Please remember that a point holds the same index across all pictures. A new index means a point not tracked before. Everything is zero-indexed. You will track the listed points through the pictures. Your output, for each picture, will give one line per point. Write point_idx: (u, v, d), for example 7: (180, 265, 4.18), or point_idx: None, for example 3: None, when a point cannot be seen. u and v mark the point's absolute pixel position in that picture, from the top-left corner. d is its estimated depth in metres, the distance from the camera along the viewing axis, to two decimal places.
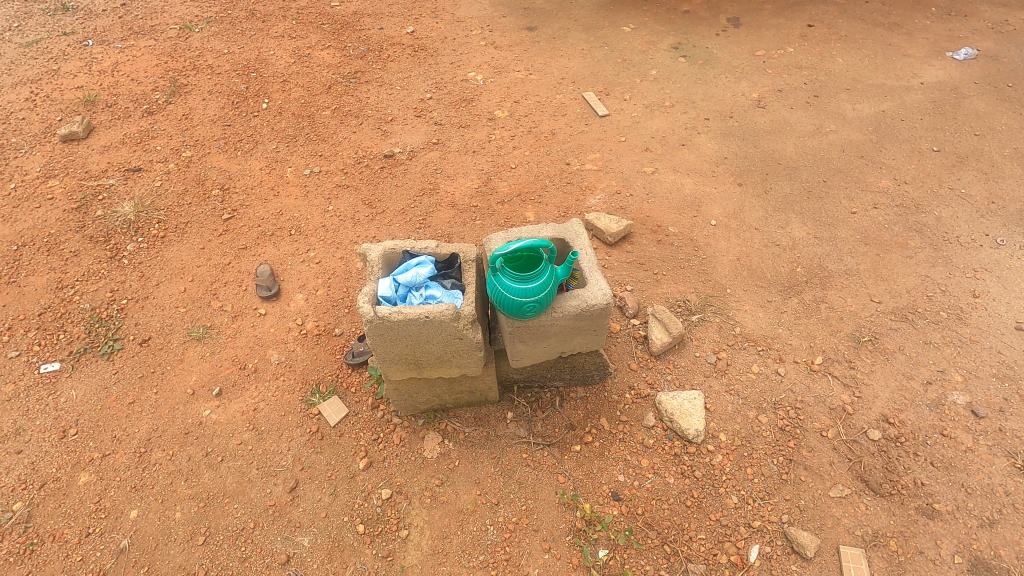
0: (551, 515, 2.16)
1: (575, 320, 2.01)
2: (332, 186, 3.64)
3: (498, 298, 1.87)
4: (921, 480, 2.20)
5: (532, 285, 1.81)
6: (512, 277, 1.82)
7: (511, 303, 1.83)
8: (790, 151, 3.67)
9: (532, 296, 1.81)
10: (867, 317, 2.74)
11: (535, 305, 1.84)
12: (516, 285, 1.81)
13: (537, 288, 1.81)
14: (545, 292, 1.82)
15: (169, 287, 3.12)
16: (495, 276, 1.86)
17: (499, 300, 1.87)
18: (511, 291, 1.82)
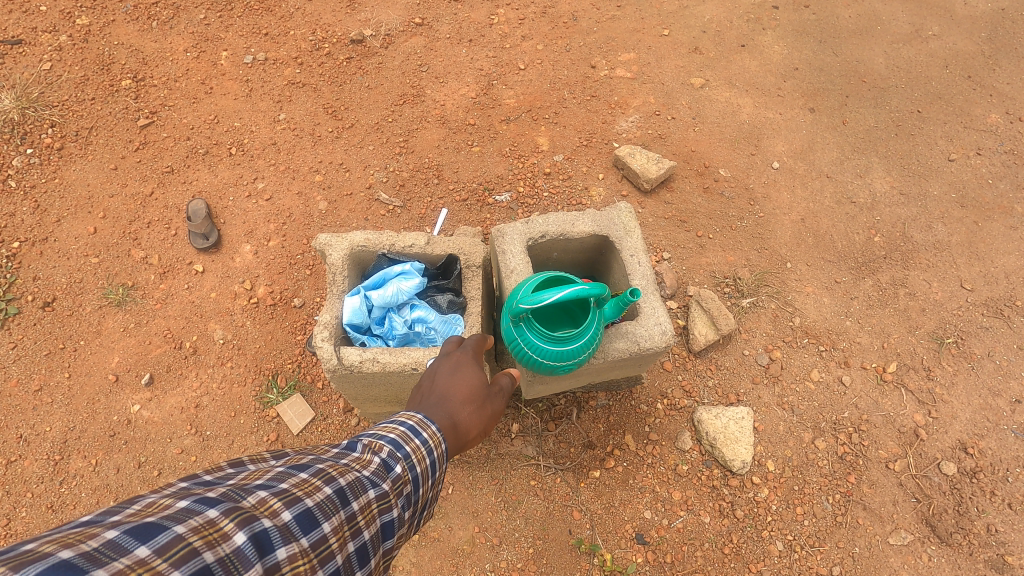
0: (564, 561, 1.82)
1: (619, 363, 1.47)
2: (283, 83, 2.75)
3: (518, 354, 1.28)
4: (995, 526, 1.89)
5: (572, 341, 1.22)
6: (542, 332, 1.22)
7: (540, 363, 1.26)
8: (879, 62, 2.83)
9: (572, 353, 1.24)
10: (954, 310, 2.23)
11: (573, 362, 1.28)
12: (548, 342, 1.22)
13: (579, 343, 1.23)
14: (590, 345, 1.25)
15: (74, 226, 2.40)
16: (513, 324, 1.25)
17: (520, 358, 1.29)
18: (542, 351, 1.23)
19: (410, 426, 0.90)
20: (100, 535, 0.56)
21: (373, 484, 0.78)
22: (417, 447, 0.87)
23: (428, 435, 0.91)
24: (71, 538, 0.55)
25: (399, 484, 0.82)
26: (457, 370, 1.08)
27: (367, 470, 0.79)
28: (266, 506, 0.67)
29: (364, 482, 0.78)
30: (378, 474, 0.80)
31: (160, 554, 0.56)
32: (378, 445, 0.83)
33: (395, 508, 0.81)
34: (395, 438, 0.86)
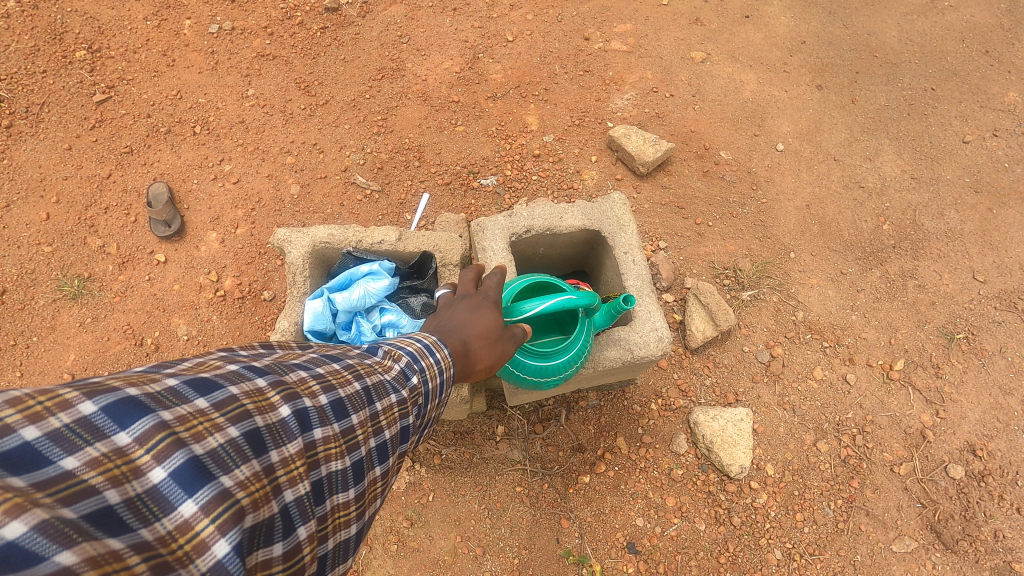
0: (550, 572, 1.72)
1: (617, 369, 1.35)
2: (252, 56, 2.54)
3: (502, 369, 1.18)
4: (1003, 532, 1.81)
5: (557, 354, 1.11)
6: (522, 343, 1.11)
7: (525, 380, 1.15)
8: (891, 35, 2.65)
9: (558, 368, 1.12)
10: (965, 303, 2.10)
11: (561, 376, 1.16)
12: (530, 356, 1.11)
13: (565, 356, 1.11)
14: (579, 357, 1.13)
15: (24, 212, 2.22)
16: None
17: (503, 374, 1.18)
18: (524, 367, 1.12)
19: (429, 343, 0.81)
20: (160, 382, 0.56)
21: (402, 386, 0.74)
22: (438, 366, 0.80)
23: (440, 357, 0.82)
24: (135, 379, 0.56)
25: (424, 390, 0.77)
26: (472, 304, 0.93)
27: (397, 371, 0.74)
28: (307, 385, 0.65)
29: (393, 383, 0.73)
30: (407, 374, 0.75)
31: (217, 408, 0.56)
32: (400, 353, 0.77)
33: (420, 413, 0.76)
34: (414, 351, 0.79)
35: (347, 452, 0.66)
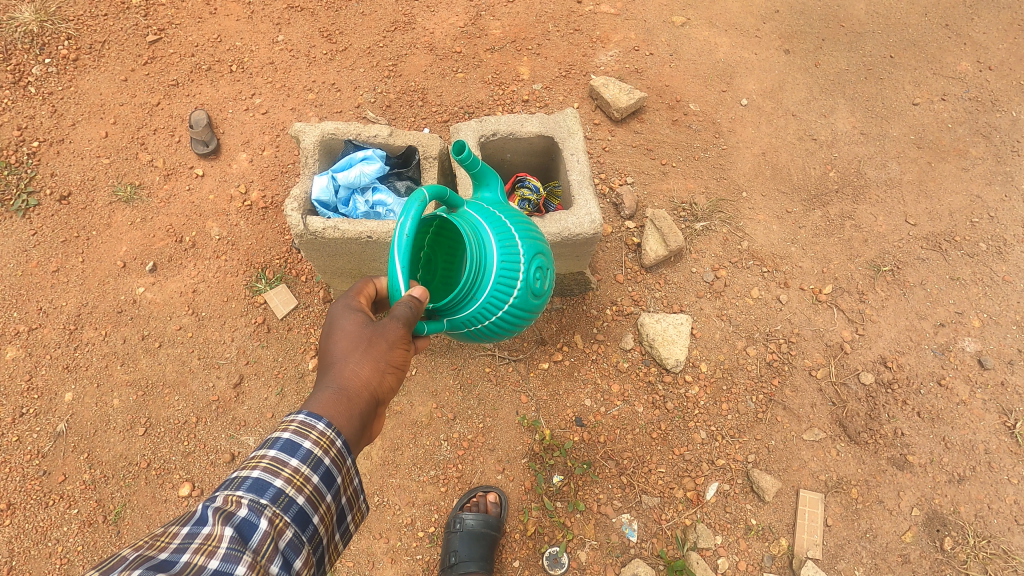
0: (509, 435, 2.07)
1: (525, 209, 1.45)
2: (282, 7, 2.90)
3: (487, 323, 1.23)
4: (901, 430, 2.10)
5: (487, 258, 1.15)
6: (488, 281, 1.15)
7: (512, 298, 1.20)
8: (859, 8, 2.90)
9: (505, 262, 1.17)
10: (895, 242, 2.37)
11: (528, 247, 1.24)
12: (479, 290, 1.15)
13: (489, 249, 1.16)
14: (499, 235, 1.19)
15: (87, 130, 2.62)
16: (446, 324, 1.18)
17: (496, 322, 1.23)
18: (489, 295, 1.16)
19: (298, 425, 1.04)
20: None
21: (283, 477, 0.99)
22: (318, 439, 1.04)
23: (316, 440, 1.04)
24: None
25: (314, 464, 1.03)
26: (338, 325, 1.19)
27: (281, 469, 1.00)
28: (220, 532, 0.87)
29: (279, 483, 0.98)
30: (287, 463, 1.00)
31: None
32: (268, 456, 1.00)
33: (317, 478, 1.04)
34: (280, 447, 1.01)
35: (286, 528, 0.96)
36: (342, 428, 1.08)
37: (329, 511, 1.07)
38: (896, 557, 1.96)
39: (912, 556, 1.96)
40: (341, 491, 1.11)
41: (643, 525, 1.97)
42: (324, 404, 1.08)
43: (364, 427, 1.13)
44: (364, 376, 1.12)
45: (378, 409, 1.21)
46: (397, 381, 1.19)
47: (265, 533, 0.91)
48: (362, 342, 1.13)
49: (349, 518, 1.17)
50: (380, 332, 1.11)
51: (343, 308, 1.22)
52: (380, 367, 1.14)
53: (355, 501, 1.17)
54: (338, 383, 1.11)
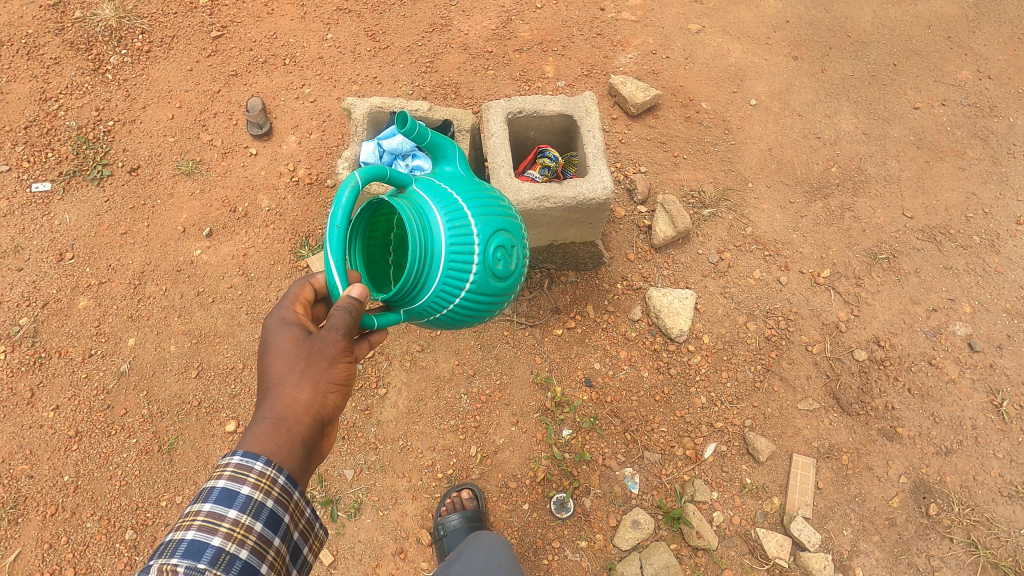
0: (524, 392, 2.26)
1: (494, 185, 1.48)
2: (332, 9, 3.20)
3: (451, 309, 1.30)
4: (892, 404, 2.24)
5: (432, 243, 1.22)
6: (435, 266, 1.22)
7: (469, 281, 1.25)
8: (865, 20, 3.09)
9: (453, 245, 1.22)
10: (892, 232, 2.53)
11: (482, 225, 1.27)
12: (429, 277, 1.22)
13: (435, 234, 1.22)
14: (445, 218, 1.23)
15: (156, 113, 2.93)
16: (408, 315, 1.28)
17: (460, 305, 1.29)
18: (440, 281, 1.23)
19: (232, 471, 1.12)
20: None
21: (221, 532, 1.06)
22: (256, 481, 1.13)
23: (251, 483, 1.12)
24: None
25: (253, 511, 1.11)
26: (274, 345, 1.26)
27: (218, 525, 1.07)
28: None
29: (218, 541, 1.05)
30: (224, 517, 1.08)
31: None
32: (203, 512, 1.07)
33: (259, 524, 1.12)
34: (215, 502, 1.08)
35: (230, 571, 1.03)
36: (284, 462, 1.17)
37: (278, 553, 1.15)
38: (883, 520, 2.08)
39: (899, 520, 2.08)
40: (289, 530, 1.19)
41: (644, 479, 2.12)
42: (261, 441, 1.15)
43: (309, 452, 1.22)
44: (305, 398, 1.21)
45: (326, 428, 1.30)
46: (340, 398, 1.29)
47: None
48: (299, 363, 1.22)
49: (304, 550, 1.26)
50: (320, 351, 1.22)
51: (277, 323, 1.29)
52: (321, 387, 1.23)
53: (308, 531, 1.27)
54: (278, 411, 1.19)
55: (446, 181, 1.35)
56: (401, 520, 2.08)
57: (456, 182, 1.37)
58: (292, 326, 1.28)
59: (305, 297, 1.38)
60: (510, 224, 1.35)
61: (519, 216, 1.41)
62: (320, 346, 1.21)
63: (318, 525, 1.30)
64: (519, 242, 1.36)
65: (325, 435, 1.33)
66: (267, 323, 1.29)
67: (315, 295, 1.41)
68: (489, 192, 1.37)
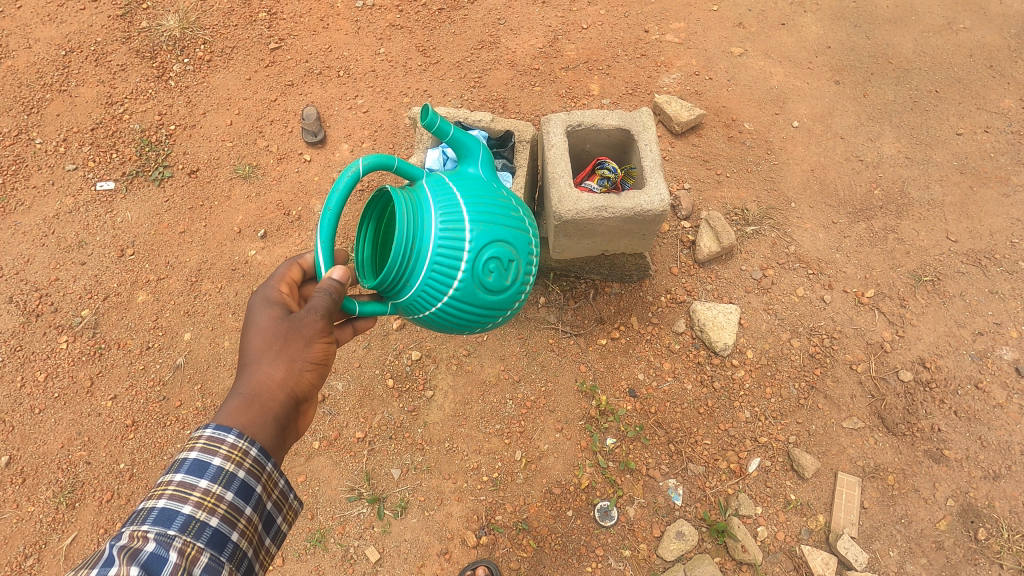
0: (568, 399, 2.29)
1: (511, 193, 1.52)
2: (385, 25, 3.32)
3: (438, 309, 1.39)
4: (938, 426, 2.23)
5: (423, 241, 1.32)
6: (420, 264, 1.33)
7: (452, 284, 1.34)
8: (907, 47, 3.14)
9: (441, 248, 1.31)
10: (936, 255, 2.54)
11: (476, 233, 1.34)
12: (414, 275, 1.34)
13: (427, 233, 1.32)
14: (439, 220, 1.33)
15: (215, 119, 3.05)
16: (398, 307, 1.41)
17: (445, 308, 1.37)
18: (424, 280, 1.33)
19: (205, 443, 1.15)
20: None
21: (192, 501, 1.10)
22: (227, 453, 1.16)
23: (222, 455, 1.16)
24: None
25: (224, 481, 1.14)
26: (256, 320, 1.34)
27: (189, 494, 1.10)
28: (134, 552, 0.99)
29: (187, 509, 1.08)
30: (195, 487, 1.11)
31: None
32: (173, 482, 1.11)
33: (230, 493, 1.15)
34: (186, 472, 1.12)
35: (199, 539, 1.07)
36: (257, 436, 1.21)
37: (250, 522, 1.18)
38: (930, 543, 2.06)
39: (947, 543, 2.05)
40: (262, 500, 1.22)
41: (687, 491, 2.13)
42: (234, 415, 1.20)
43: (282, 429, 1.27)
44: (279, 374, 1.28)
45: (301, 406, 1.36)
46: (316, 377, 1.36)
47: (176, 563, 1.01)
48: (276, 341, 1.29)
49: (279, 520, 1.29)
50: (299, 331, 1.30)
51: (261, 301, 1.38)
52: (296, 365, 1.30)
53: (283, 502, 1.29)
54: (253, 386, 1.25)
55: (456, 184, 1.43)
56: (446, 521, 2.11)
57: (471, 183, 1.46)
58: (273, 305, 1.37)
59: (292, 279, 1.47)
60: (511, 236, 1.39)
61: (527, 229, 1.44)
62: (297, 326, 1.29)
63: (293, 498, 1.32)
64: (518, 256, 1.40)
65: (302, 412, 1.39)
66: (252, 300, 1.38)
67: (302, 277, 1.52)
68: (498, 201, 1.43)
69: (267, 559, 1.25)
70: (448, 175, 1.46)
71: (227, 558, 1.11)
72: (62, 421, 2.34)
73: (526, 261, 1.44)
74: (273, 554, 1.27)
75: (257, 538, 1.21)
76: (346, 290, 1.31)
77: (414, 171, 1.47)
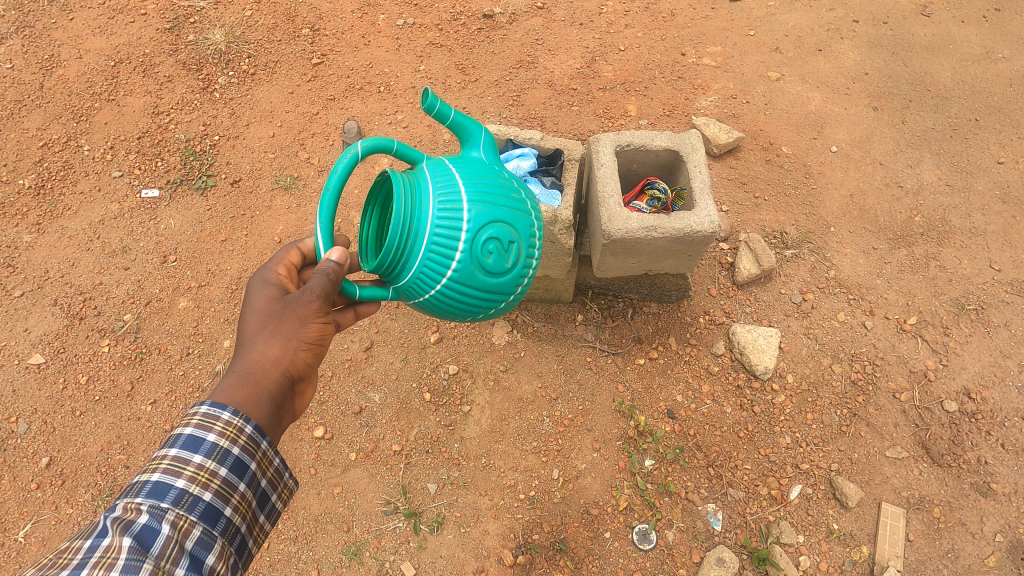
0: (605, 419, 2.27)
1: (513, 176, 1.50)
2: (425, 43, 3.39)
3: (438, 292, 1.37)
4: (985, 459, 2.18)
5: (421, 222, 1.29)
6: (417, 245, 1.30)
7: (451, 266, 1.31)
8: (945, 75, 3.15)
9: (439, 228, 1.29)
10: (979, 284, 2.52)
11: (474, 211, 1.31)
12: (412, 257, 1.31)
13: (425, 213, 1.30)
14: (436, 200, 1.30)
15: (258, 130, 3.12)
16: (398, 292, 1.38)
17: (444, 290, 1.35)
18: (421, 262, 1.31)
19: (200, 420, 1.16)
20: None
21: (185, 476, 1.10)
22: (222, 429, 1.17)
23: (216, 431, 1.16)
24: None
25: (218, 457, 1.15)
26: (253, 300, 1.35)
27: (183, 469, 1.11)
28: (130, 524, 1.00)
29: (181, 483, 1.09)
30: (189, 461, 1.12)
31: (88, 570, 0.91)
32: (168, 457, 1.11)
33: (224, 470, 1.15)
34: (181, 447, 1.12)
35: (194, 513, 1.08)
36: (251, 414, 1.22)
37: (244, 498, 1.19)
38: None
39: None
40: (257, 478, 1.22)
41: (727, 516, 2.09)
42: (228, 392, 1.21)
43: (276, 408, 1.27)
44: (274, 353, 1.28)
45: (297, 387, 1.36)
46: (311, 357, 1.35)
47: (169, 535, 1.02)
48: (271, 320, 1.30)
49: (273, 499, 1.28)
50: (292, 311, 1.29)
51: (258, 282, 1.39)
52: (290, 345, 1.30)
53: (278, 480, 1.29)
54: (247, 364, 1.26)
55: (456, 166, 1.40)
56: (482, 538, 2.09)
57: (473, 167, 1.44)
58: (270, 286, 1.38)
59: (289, 263, 1.49)
60: (511, 216, 1.37)
61: (528, 210, 1.42)
62: (293, 305, 1.30)
63: (289, 477, 1.32)
64: (519, 237, 1.37)
65: (299, 394, 1.39)
66: (250, 281, 1.40)
67: (301, 261, 1.54)
68: (498, 183, 1.41)
69: (261, 536, 1.25)
70: (449, 158, 1.44)
71: (220, 532, 1.11)
72: (102, 424, 2.36)
73: (528, 243, 1.41)
74: (267, 532, 1.27)
75: (251, 516, 1.21)
76: (346, 273, 1.27)
77: (415, 154, 1.43)
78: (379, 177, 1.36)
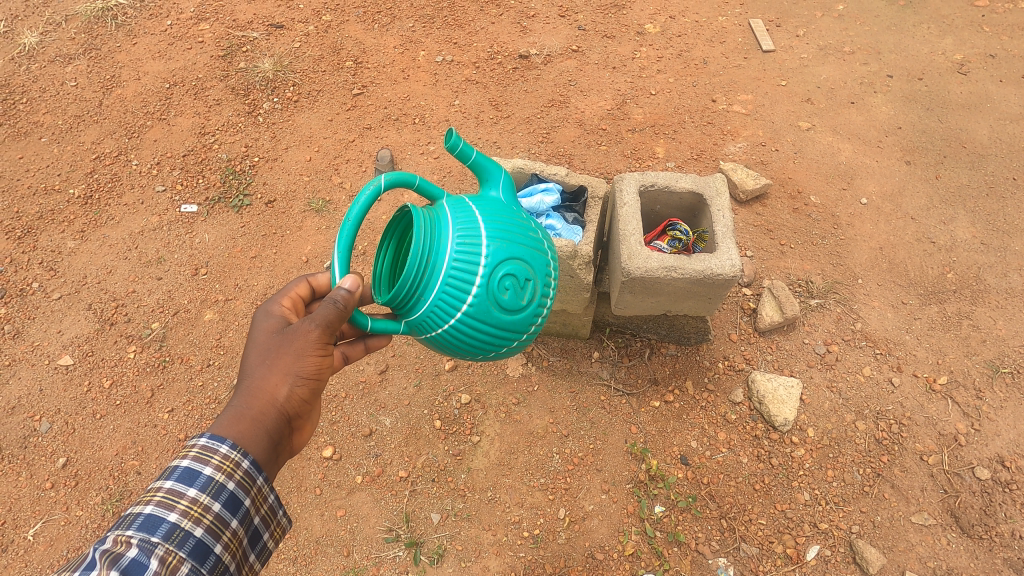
0: (616, 460, 2.22)
1: (532, 217, 1.53)
2: (461, 79, 3.51)
3: (451, 327, 1.36)
4: (1020, 533, 2.04)
5: (439, 255, 1.32)
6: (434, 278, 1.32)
7: (466, 300, 1.32)
8: (982, 133, 3.12)
9: (456, 262, 1.31)
10: (1015, 346, 2.42)
11: (494, 247, 1.34)
12: (428, 290, 1.32)
13: (444, 247, 1.32)
14: (456, 236, 1.33)
15: (296, 154, 3.24)
16: (409, 326, 1.38)
17: (458, 324, 1.35)
18: (437, 295, 1.32)
19: (197, 452, 1.17)
20: None
21: (178, 510, 1.10)
22: (219, 463, 1.18)
23: (212, 466, 1.17)
24: None
25: (213, 491, 1.15)
26: (255, 335, 1.38)
27: (176, 502, 1.11)
28: (117, 558, 0.99)
29: (174, 517, 1.09)
30: (183, 495, 1.12)
31: None
32: (163, 490, 1.11)
33: (217, 505, 1.16)
34: (176, 480, 1.13)
35: (183, 550, 1.07)
36: (250, 449, 1.24)
37: (235, 535, 1.18)
38: None
39: None
40: (249, 514, 1.22)
41: (739, 572, 2.00)
42: (227, 426, 1.23)
43: (274, 444, 1.29)
44: (272, 384, 1.30)
45: (296, 423, 1.37)
46: (311, 392, 1.36)
47: (156, 571, 1.01)
48: (271, 355, 1.32)
49: (265, 536, 1.28)
50: (292, 346, 1.31)
51: (264, 317, 1.43)
52: (290, 379, 1.31)
53: (271, 518, 1.29)
54: (247, 399, 1.28)
55: (477, 204, 1.44)
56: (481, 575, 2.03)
57: (495, 207, 1.46)
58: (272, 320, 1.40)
59: (296, 297, 1.52)
60: (529, 255, 1.39)
61: (546, 250, 1.44)
62: (291, 337, 1.31)
63: (282, 515, 1.32)
64: (535, 276, 1.39)
65: (300, 429, 1.40)
66: (256, 314, 1.44)
67: (310, 294, 1.57)
68: (517, 222, 1.44)
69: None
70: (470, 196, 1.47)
71: (208, 570, 1.10)
72: (119, 429, 2.41)
73: (543, 282, 1.42)
74: (255, 572, 1.26)
75: (240, 554, 1.20)
76: (357, 302, 1.25)
77: (436, 191, 1.47)
78: (398, 211, 1.39)
